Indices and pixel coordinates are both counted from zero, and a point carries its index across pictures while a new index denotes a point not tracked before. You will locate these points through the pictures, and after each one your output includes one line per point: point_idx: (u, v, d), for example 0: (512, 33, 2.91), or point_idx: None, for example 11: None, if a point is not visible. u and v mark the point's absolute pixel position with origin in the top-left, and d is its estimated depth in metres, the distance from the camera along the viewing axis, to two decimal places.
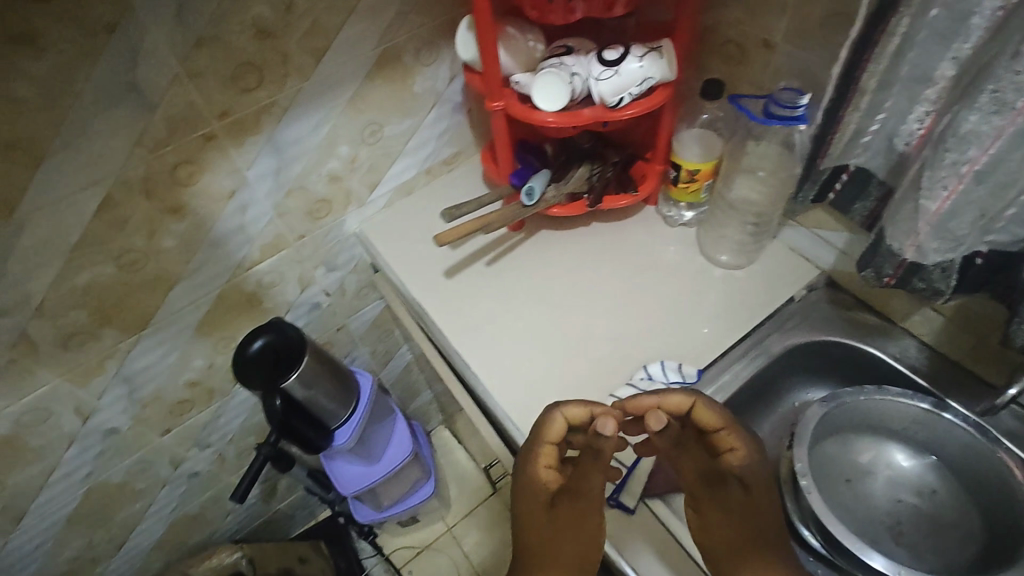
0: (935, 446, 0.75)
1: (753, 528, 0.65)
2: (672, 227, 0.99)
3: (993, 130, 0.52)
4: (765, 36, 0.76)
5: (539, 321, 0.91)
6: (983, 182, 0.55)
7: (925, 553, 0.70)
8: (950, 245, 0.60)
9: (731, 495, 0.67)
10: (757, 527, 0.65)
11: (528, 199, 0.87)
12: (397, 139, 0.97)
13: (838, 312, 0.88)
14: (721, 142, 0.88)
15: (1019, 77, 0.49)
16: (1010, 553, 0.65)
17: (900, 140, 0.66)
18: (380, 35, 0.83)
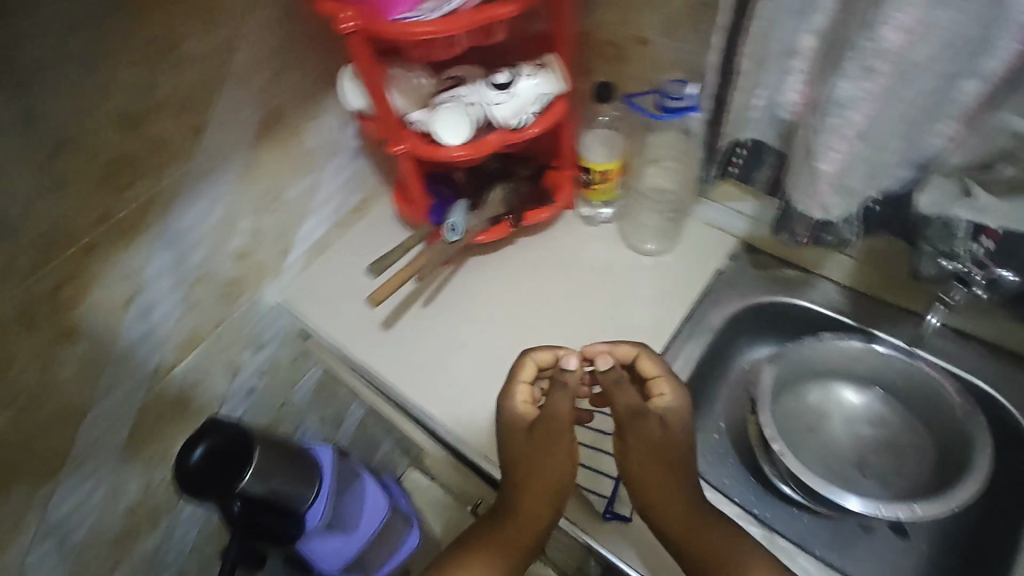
0: (875, 377, 0.81)
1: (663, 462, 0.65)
2: (593, 226, 1.01)
3: (864, 94, 0.56)
4: (640, 33, 0.79)
5: (490, 351, 0.90)
6: (867, 140, 0.59)
7: (887, 479, 0.77)
8: (849, 199, 0.65)
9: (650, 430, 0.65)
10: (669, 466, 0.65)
11: (453, 235, 0.85)
12: (299, 200, 0.92)
13: (762, 274, 0.93)
14: (622, 138, 0.91)
15: (876, 46, 0.53)
16: (959, 459, 0.72)
17: (783, 110, 0.70)
18: (257, 99, 0.78)
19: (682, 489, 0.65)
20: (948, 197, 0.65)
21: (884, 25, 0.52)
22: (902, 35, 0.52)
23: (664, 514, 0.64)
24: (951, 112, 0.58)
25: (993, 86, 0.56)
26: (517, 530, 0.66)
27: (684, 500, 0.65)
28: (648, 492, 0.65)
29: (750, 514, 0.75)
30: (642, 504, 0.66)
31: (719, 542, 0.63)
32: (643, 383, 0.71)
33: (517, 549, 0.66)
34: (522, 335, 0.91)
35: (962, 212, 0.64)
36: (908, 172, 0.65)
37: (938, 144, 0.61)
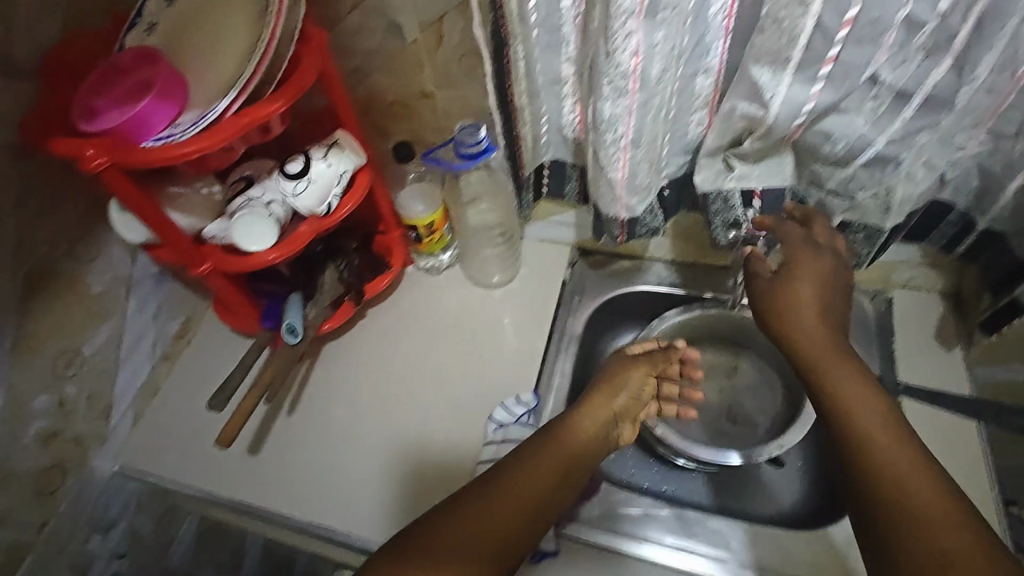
0: (716, 338, 0.91)
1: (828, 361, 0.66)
2: (439, 275, 1.00)
3: (625, 110, 0.62)
4: (421, 89, 0.80)
5: (374, 437, 0.86)
6: (639, 145, 0.66)
7: (750, 423, 0.87)
8: (644, 194, 0.73)
9: (813, 329, 0.68)
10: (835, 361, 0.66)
11: (294, 337, 0.78)
12: (105, 352, 0.81)
13: (603, 271, 0.99)
14: (437, 186, 0.88)
15: (618, 69, 0.58)
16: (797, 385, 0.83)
17: (568, 130, 0.77)
18: (13, 263, 0.67)
19: (865, 386, 0.63)
20: (720, 172, 0.68)
21: (620, 54, 0.56)
22: (638, 58, 0.57)
23: (864, 403, 0.61)
24: (698, 102, 0.68)
25: (720, 76, 0.66)
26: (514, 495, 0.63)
27: (882, 410, 0.61)
28: (833, 376, 0.64)
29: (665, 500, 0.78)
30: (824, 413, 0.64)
31: (887, 437, 0.59)
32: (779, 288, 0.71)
33: (520, 513, 0.62)
34: (400, 408, 0.88)
35: (734, 185, 0.69)
36: (683, 157, 0.75)
37: (696, 129, 0.72)
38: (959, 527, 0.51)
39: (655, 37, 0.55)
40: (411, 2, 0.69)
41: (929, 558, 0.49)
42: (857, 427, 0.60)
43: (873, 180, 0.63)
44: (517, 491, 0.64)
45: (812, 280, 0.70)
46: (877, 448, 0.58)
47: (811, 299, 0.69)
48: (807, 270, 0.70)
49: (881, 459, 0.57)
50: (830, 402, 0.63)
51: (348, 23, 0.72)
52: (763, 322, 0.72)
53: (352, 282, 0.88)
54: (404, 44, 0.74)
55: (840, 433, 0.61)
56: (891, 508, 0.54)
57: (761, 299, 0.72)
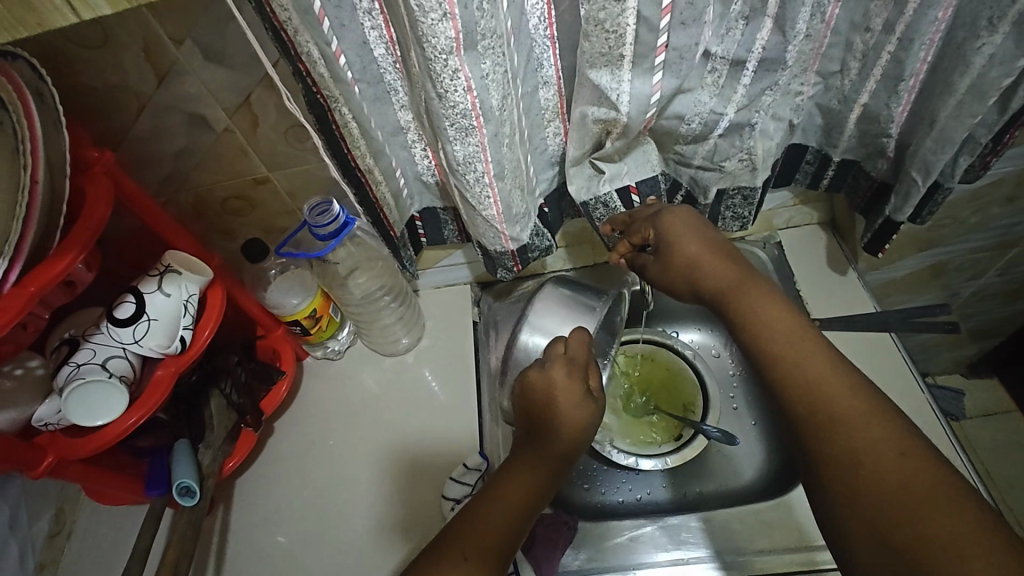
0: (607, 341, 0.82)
1: (742, 300, 0.60)
2: (345, 357, 0.91)
3: (477, 146, 0.57)
4: (253, 176, 0.71)
5: (321, 565, 0.76)
6: (504, 177, 0.62)
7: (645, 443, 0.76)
8: (524, 219, 0.69)
9: (719, 271, 0.63)
10: (753, 301, 0.60)
11: (194, 497, 0.68)
12: None
13: (509, 300, 0.94)
14: (307, 272, 0.79)
15: (456, 109, 0.53)
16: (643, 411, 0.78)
17: (427, 175, 0.72)
18: None
19: (795, 317, 0.58)
20: (592, 177, 0.67)
21: (451, 94, 0.51)
22: (474, 93, 0.52)
23: (787, 345, 0.56)
24: (548, 116, 0.65)
25: (560, 86, 0.63)
26: (498, 509, 0.58)
27: (813, 340, 0.56)
28: (754, 320, 0.59)
29: (646, 517, 0.75)
30: (754, 361, 0.59)
31: (815, 364, 0.54)
32: (665, 252, 0.65)
33: None
34: (341, 522, 0.79)
35: (608, 186, 0.68)
36: (550, 170, 0.72)
37: (554, 141, 0.69)
38: (895, 442, 0.47)
39: (483, 68, 0.50)
40: (206, 87, 0.60)
41: (878, 489, 0.46)
42: (783, 370, 0.55)
43: (735, 147, 0.64)
44: (505, 501, 0.58)
45: (687, 233, 0.64)
46: (811, 381, 0.53)
47: (703, 248, 0.64)
48: (682, 229, 0.64)
49: (816, 391, 0.52)
50: (756, 346, 0.58)
51: (140, 128, 0.62)
52: (673, 287, 0.67)
53: (243, 404, 0.76)
54: (216, 135, 0.65)
55: (775, 382, 0.55)
56: (831, 452, 0.49)
57: (662, 275, 0.67)
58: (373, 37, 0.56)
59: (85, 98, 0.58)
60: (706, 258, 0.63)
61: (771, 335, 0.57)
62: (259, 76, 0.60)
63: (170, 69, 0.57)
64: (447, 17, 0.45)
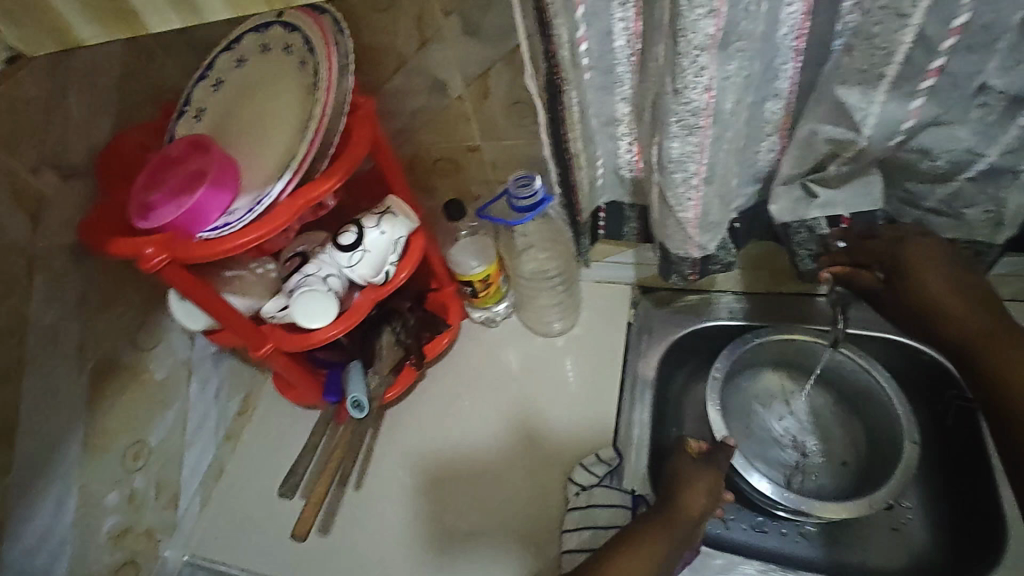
0: (806, 359, 0.82)
1: (998, 355, 0.56)
2: (497, 326, 0.97)
3: (696, 146, 0.57)
4: (467, 143, 0.78)
5: (448, 511, 0.81)
6: (712, 182, 0.62)
7: (876, 466, 0.75)
8: (716, 229, 0.68)
9: (965, 317, 0.58)
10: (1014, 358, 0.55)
11: (360, 411, 0.77)
12: (171, 438, 0.79)
13: (669, 309, 0.92)
14: (490, 240, 0.85)
15: (688, 106, 0.53)
16: (829, 459, 0.79)
17: (625, 170, 0.74)
18: (79, 359, 0.67)
19: None
20: (800, 200, 0.64)
21: (688, 90, 0.52)
22: (711, 92, 0.52)
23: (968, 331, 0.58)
24: (768, 129, 0.64)
25: (790, 101, 0.61)
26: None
27: None
28: (1009, 393, 0.54)
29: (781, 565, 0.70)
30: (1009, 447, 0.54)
31: None
32: (901, 283, 0.61)
33: None
34: (472, 478, 0.83)
35: (817, 212, 0.64)
36: (753, 187, 0.70)
37: (766, 157, 0.67)
38: None
39: (728, 69, 0.51)
40: (456, 56, 0.67)
41: None
42: None
43: (983, 195, 0.58)
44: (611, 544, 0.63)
45: (931, 267, 0.60)
46: None
47: (948, 288, 0.59)
48: (926, 264, 0.60)
49: None
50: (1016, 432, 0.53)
51: (392, 84, 0.71)
52: (903, 324, 0.63)
53: (409, 345, 0.85)
54: (449, 101, 0.72)
55: None
56: None
57: (892, 307, 0.63)
58: (618, 28, 0.59)
59: (360, 53, 0.68)
60: (952, 298, 0.59)
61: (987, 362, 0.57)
62: (502, 52, 0.66)
63: (432, 37, 0.65)
64: (711, 14, 0.46)
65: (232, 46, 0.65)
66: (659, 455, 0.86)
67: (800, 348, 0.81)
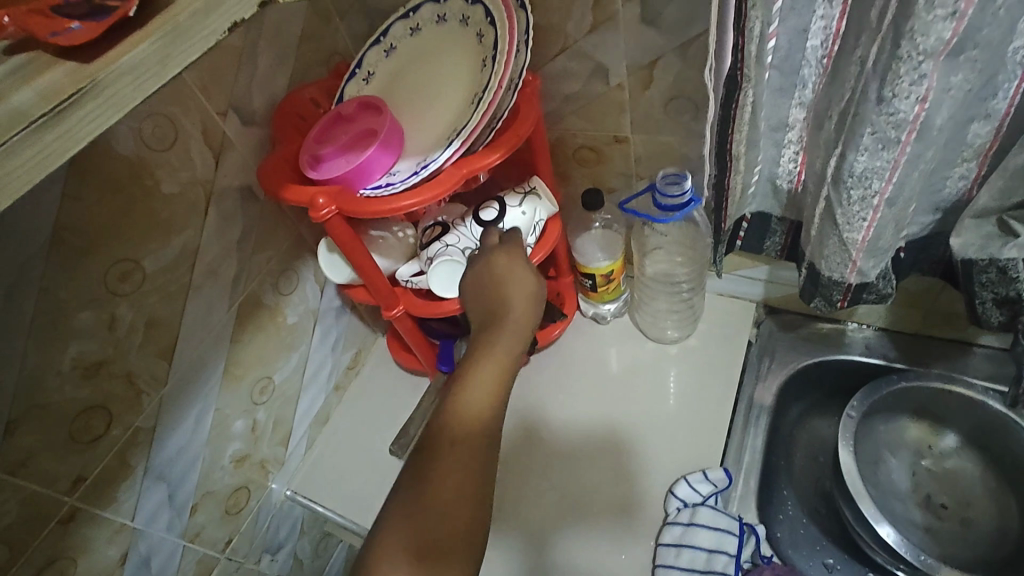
0: (958, 414, 0.74)
1: None
2: (607, 324, 0.94)
3: (887, 163, 0.52)
4: (615, 133, 0.76)
5: (539, 497, 0.79)
6: (894, 204, 0.56)
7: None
8: (883, 256, 0.62)
9: None
10: None
11: None
12: (292, 379, 0.84)
13: (795, 335, 0.87)
14: (619, 236, 0.83)
15: (892, 118, 0.49)
16: (970, 528, 0.71)
17: (783, 180, 0.69)
18: (232, 293, 0.72)
19: None
20: (992, 237, 0.57)
21: (898, 100, 0.47)
22: (924, 105, 0.47)
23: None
24: (967, 154, 0.57)
25: (1004, 123, 0.55)
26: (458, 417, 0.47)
27: None
28: None
29: None
30: None
31: None
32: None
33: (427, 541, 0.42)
34: (568, 468, 0.81)
35: (1015, 253, 0.56)
36: (931, 215, 0.64)
37: (956, 184, 0.60)
38: None
39: (951, 80, 0.46)
40: (625, 44, 0.65)
41: None
42: None
43: None
44: (492, 382, 0.50)
45: None
46: None
47: None
48: None
49: None
50: None
51: (552, 66, 0.70)
52: None
53: None
54: (608, 88, 0.71)
55: None
56: None
57: None
58: (816, 26, 0.54)
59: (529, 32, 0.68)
60: None
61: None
62: (676, 43, 0.63)
63: (606, 21, 0.64)
64: (952, 17, 0.41)
65: (410, 14, 0.66)
66: (768, 486, 0.80)
67: (959, 398, 0.73)
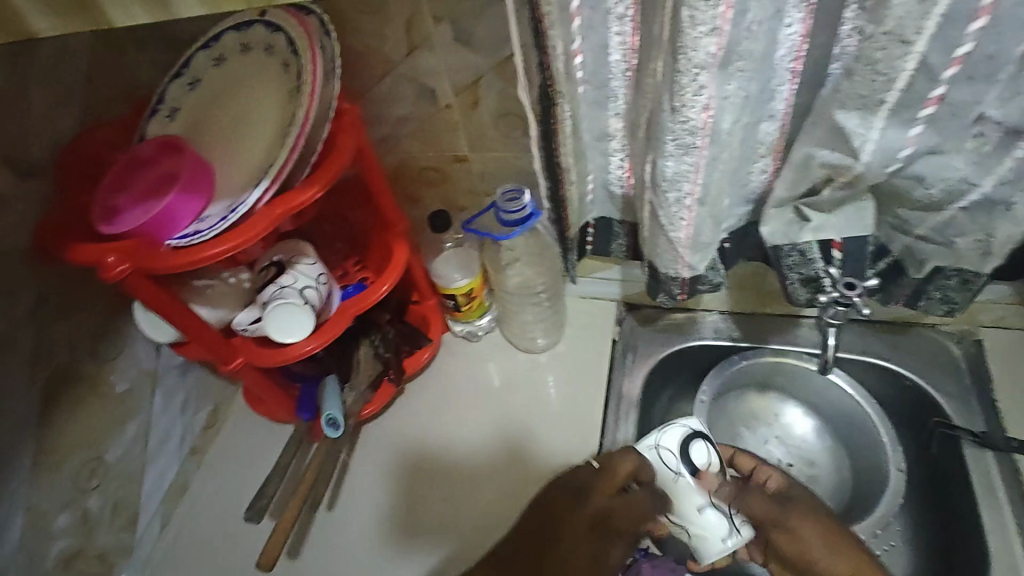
0: (793, 383, 0.84)
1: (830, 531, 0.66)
2: (478, 341, 0.93)
3: (690, 166, 0.56)
4: (454, 153, 0.75)
5: (430, 528, 0.78)
6: (705, 203, 0.60)
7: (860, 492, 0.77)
8: (707, 250, 0.67)
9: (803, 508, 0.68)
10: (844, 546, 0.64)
11: (335, 430, 0.73)
12: (130, 455, 0.75)
13: (654, 327, 0.90)
14: (475, 252, 0.83)
15: (685, 125, 0.52)
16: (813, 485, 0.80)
17: (616, 185, 0.72)
18: (32, 370, 0.62)
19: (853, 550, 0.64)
20: (792, 223, 0.62)
21: (687, 109, 0.50)
22: (709, 112, 0.51)
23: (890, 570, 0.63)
24: (762, 151, 0.63)
25: (785, 123, 0.61)
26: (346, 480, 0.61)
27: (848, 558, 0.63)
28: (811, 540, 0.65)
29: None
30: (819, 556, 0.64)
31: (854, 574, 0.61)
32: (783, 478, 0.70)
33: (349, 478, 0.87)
34: (460, 492, 0.81)
35: (809, 237, 0.62)
36: (744, 207, 0.69)
37: (759, 178, 0.66)
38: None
39: (727, 89, 0.49)
40: (445, 64, 0.65)
41: None
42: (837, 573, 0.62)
43: (976, 225, 0.57)
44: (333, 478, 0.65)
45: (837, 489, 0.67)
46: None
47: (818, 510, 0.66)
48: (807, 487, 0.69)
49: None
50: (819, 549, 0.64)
51: (377, 90, 0.68)
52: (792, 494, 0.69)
53: (389, 359, 0.82)
54: (437, 109, 0.70)
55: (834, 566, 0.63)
56: None
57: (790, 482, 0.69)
58: (615, 41, 0.57)
59: (347, 56, 0.66)
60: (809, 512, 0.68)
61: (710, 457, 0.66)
62: (493, 62, 0.64)
63: (421, 42, 0.63)
64: (713, 34, 0.44)
65: (209, 43, 0.61)
66: None
67: (797, 368, 0.82)
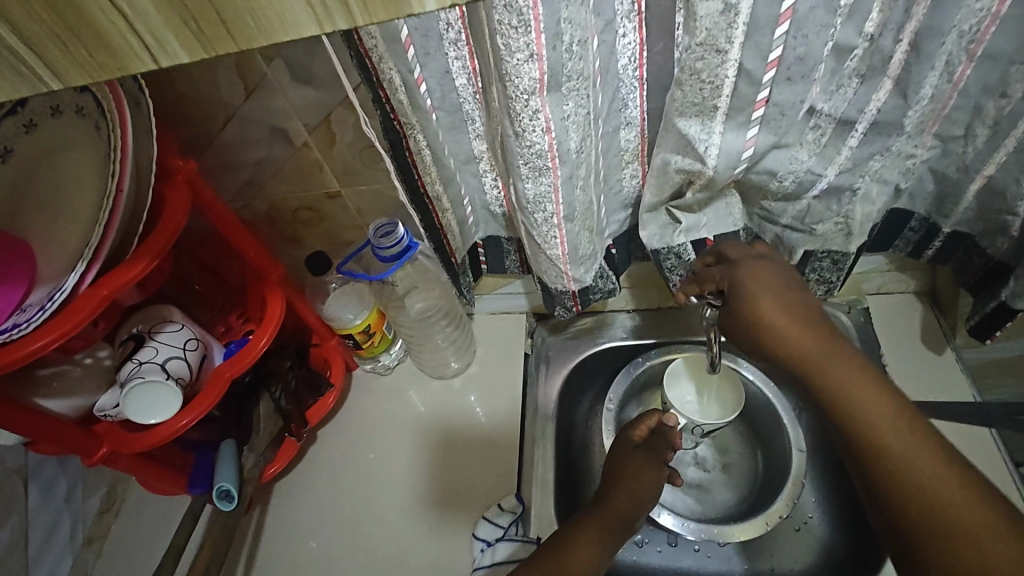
0: None
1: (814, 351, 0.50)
2: (391, 374, 0.90)
3: (549, 186, 0.54)
4: (325, 190, 0.72)
5: (468, 483, 0.80)
6: (573, 218, 0.59)
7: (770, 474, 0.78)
8: (590, 261, 0.66)
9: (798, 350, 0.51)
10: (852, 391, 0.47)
11: (229, 502, 0.70)
12: (7, 562, 0.68)
13: (564, 335, 0.90)
14: (365, 288, 0.80)
15: (532, 149, 0.51)
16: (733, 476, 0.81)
17: (495, 205, 0.70)
18: None
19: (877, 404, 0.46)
20: (667, 226, 0.62)
21: (529, 133, 0.49)
22: (552, 134, 0.49)
23: (907, 462, 0.42)
24: (627, 157, 0.63)
25: (644, 128, 0.60)
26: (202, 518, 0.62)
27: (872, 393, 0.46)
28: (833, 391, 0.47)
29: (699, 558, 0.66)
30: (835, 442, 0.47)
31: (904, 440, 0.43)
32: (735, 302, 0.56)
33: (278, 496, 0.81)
34: (457, 464, 0.82)
35: (682, 238, 0.62)
36: (623, 213, 0.69)
37: (631, 183, 0.66)
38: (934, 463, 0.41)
39: (565, 109, 0.48)
40: (291, 104, 0.61)
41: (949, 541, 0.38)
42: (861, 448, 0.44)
43: (830, 211, 0.58)
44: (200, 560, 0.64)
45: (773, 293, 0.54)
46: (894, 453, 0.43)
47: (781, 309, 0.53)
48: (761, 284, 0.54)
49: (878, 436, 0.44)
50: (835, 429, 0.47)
51: (226, 137, 0.64)
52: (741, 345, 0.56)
53: (290, 411, 0.77)
54: (294, 149, 0.66)
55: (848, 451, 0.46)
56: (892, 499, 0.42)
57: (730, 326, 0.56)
58: (455, 67, 0.54)
59: (181, 105, 0.60)
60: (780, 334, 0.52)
61: (634, 449, 0.68)
62: (340, 96, 0.61)
63: (258, 84, 0.59)
64: (532, 57, 0.43)
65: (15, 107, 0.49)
66: (570, 489, 0.82)
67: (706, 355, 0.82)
